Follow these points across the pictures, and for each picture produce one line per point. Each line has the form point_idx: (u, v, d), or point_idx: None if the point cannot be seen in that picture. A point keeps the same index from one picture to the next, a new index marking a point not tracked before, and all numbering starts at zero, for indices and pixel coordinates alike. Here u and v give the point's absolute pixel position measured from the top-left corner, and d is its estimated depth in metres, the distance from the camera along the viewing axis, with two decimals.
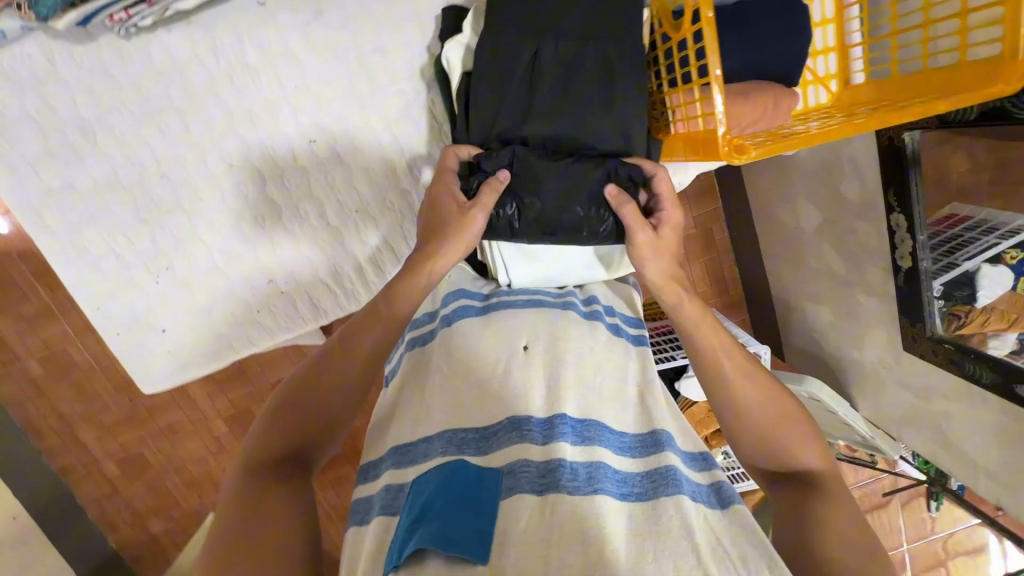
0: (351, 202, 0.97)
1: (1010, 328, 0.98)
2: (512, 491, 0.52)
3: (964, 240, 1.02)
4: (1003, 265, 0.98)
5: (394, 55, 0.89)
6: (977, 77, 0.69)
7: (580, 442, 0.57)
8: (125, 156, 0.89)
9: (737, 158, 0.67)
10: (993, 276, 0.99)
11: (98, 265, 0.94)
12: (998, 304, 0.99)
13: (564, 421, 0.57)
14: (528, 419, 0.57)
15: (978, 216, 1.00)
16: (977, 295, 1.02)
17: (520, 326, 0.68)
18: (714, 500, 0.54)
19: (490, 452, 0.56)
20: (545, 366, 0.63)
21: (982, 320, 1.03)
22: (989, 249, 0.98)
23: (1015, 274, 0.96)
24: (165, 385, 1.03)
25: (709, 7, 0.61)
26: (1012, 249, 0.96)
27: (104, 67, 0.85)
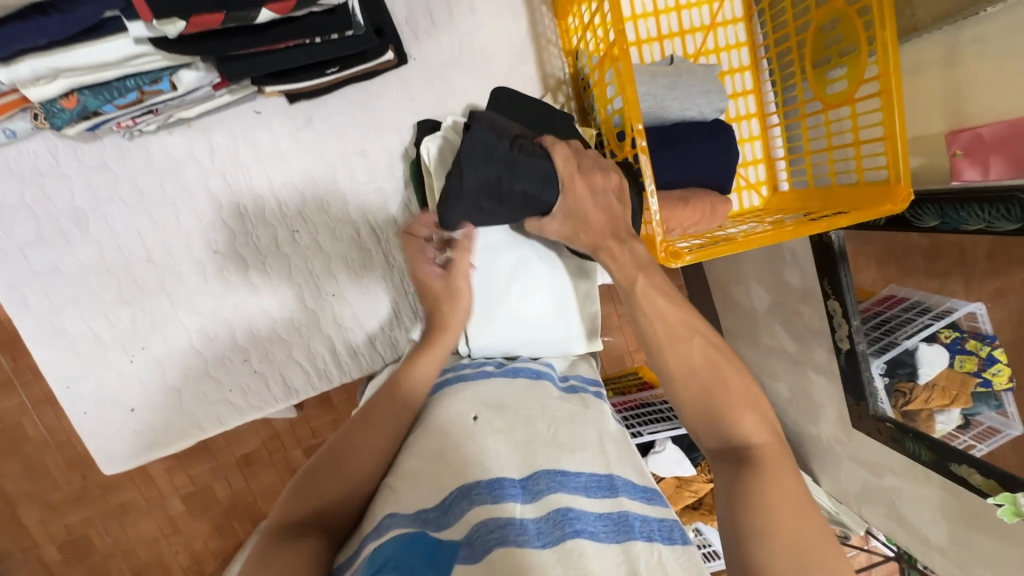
0: (328, 286, 1.02)
1: (952, 404, 1.03)
2: (467, 554, 0.55)
3: (900, 321, 1.12)
4: (938, 343, 1.05)
5: (375, 157, 1.00)
6: (873, 195, 0.82)
7: (529, 501, 0.61)
8: (113, 242, 0.95)
9: (673, 262, 0.77)
10: (930, 354, 1.07)
11: (74, 344, 0.96)
12: (938, 380, 1.06)
13: (509, 482, 0.63)
14: (480, 485, 0.62)
15: (913, 298, 1.08)
16: (919, 372, 1.10)
17: (474, 397, 0.74)
18: (674, 536, 0.63)
19: (449, 525, 0.59)
20: (493, 429, 0.69)
21: (925, 398, 1.09)
22: (924, 329, 1.07)
23: (949, 352, 1.03)
24: (125, 466, 1.01)
25: (642, 137, 0.73)
26: (945, 329, 1.03)
27: (105, 163, 0.92)
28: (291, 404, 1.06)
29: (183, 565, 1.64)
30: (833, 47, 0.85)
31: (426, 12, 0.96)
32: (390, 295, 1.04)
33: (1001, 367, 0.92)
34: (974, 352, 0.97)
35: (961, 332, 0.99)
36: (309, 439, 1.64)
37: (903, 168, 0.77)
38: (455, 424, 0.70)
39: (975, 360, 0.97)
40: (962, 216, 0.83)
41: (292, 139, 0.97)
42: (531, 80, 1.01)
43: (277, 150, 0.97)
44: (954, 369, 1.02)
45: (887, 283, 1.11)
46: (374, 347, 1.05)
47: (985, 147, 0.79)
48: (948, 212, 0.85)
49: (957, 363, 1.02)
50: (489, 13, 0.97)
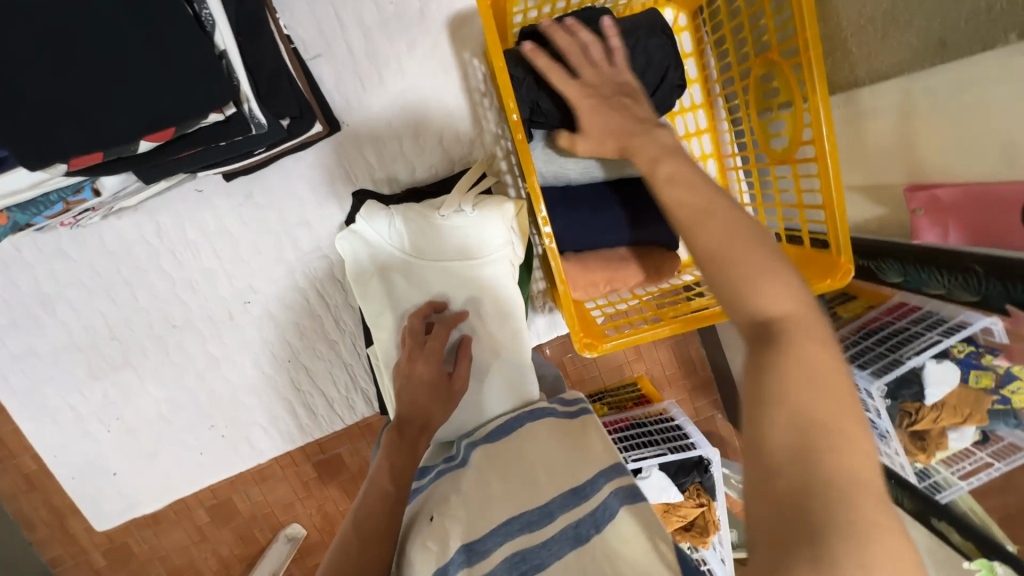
0: (284, 353, 1.04)
1: (966, 423, 0.91)
2: None
3: (910, 334, 0.92)
4: (948, 359, 0.89)
5: (318, 226, 1.00)
6: (815, 261, 0.75)
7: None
8: (79, 322, 1.00)
9: (587, 352, 0.73)
10: (940, 372, 0.89)
11: (56, 417, 1.03)
12: (949, 398, 0.91)
13: (453, 561, 0.59)
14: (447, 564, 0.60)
15: (925, 308, 0.90)
16: (927, 393, 0.91)
17: (435, 498, 0.69)
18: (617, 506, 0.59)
19: None
20: (439, 522, 0.64)
21: (934, 416, 0.92)
22: (932, 346, 0.87)
23: (962, 368, 0.87)
24: (116, 522, 1.09)
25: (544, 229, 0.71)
26: (958, 343, 0.86)
27: (63, 249, 0.97)
28: (258, 464, 1.10)
29: None
30: (771, 100, 0.79)
31: (354, 75, 0.93)
32: (346, 357, 1.05)
33: (1022, 386, 0.82)
34: (991, 368, 0.84)
35: (977, 346, 0.84)
36: None
37: (841, 239, 0.70)
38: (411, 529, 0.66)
39: (992, 375, 0.84)
40: (925, 278, 0.76)
41: (235, 214, 0.98)
42: (469, 137, 0.98)
43: (222, 226, 0.98)
44: (968, 386, 0.89)
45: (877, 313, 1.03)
46: (339, 402, 1.07)
47: (945, 209, 0.70)
48: (910, 271, 0.78)
49: (970, 377, 0.89)
50: (419, 72, 0.94)
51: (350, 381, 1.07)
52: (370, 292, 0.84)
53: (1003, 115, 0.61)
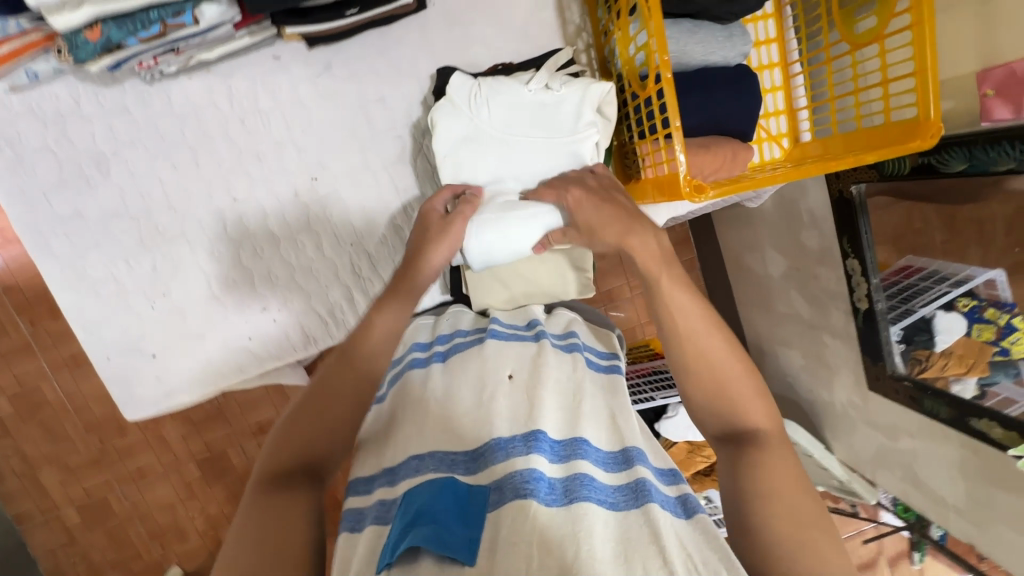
0: (347, 235, 1.02)
1: (968, 373, 1.05)
2: (499, 505, 0.55)
3: (919, 289, 1.13)
4: (956, 312, 1.06)
5: (394, 105, 0.99)
6: (902, 133, 0.80)
7: (558, 462, 0.60)
8: (135, 187, 0.95)
9: (699, 197, 0.77)
10: (948, 321, 1.08)
11: (97, 290, 0.97)
12: (955, 348, 1.07)
13: (544, 437, 0.62)
14: (538, 435, 0.62)
15: (932, 267, 1.10)
16: (936, 340, 1.11)
17: (508, 357, 0.75)
18: (680, 510, 0.57)
19: (478, 470, 0.60)
20: (523, 395, 0.68)
21: (942, 364, 1.11)
22: (943, 296, 1.08)
23: (968, 320, 1.03)
24: (149, 412, 1.03)
25: (669, 70, 0.72)
26: (964, 297, 1.04)
27: (125, 107, 0.93)
28: (307, 354, 1.07)
29: (199, 529, 1.73)
30: None
31: None
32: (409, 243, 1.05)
33: (1019, 336, 0.93)
34: (993, 321, 0.98)
35: (980, 300, 1.00)
36: None
37: (932, 102, 0.75)
38: (492, 382, 0.70)
39: (994, 328, 0.98)
40: (992, 157, 0.82)
41: (311, 85, 0.96)
42: (550, 28, 1.00)
43: (296, 97, 0.96)
44: (971, 338, 1.03)
45: (900, 253, 1.14)
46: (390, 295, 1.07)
47: (1019, 84, 0.77)
48: (977, 155, 0.84)
49: (974, 332, 1.03)
50: None
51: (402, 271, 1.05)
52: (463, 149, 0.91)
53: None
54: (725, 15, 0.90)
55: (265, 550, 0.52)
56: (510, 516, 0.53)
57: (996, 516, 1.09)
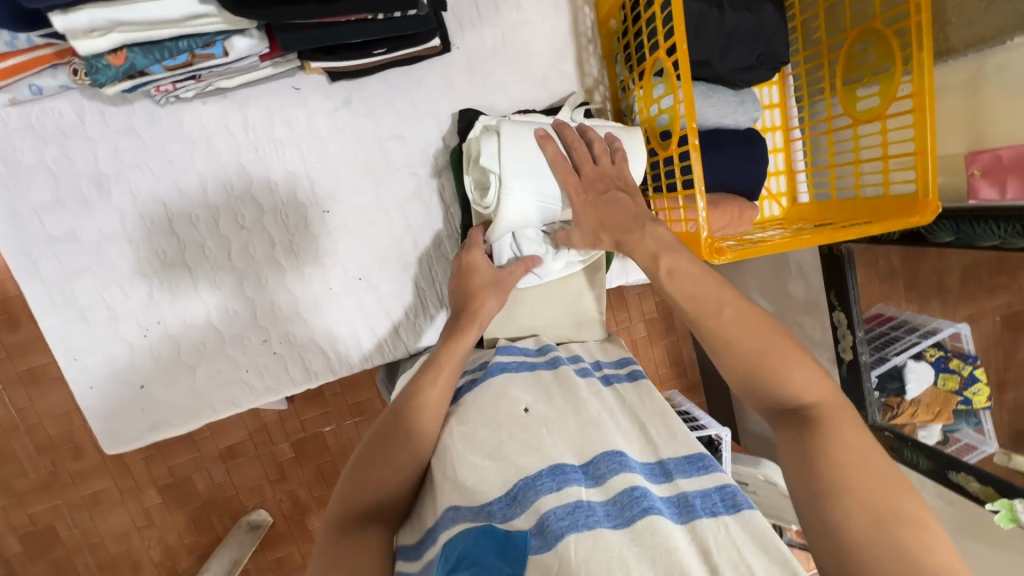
0: (355, 269, 1.00)
1: (936, 419, 1.15)
2: (541, 551, 0.54)
3: (894, 337, 1.20)
4: (925, 361, 1.16)
5: (412, 142, 0.99)
6: (901, 207, 0.85)
7: (594, 483, 0.61)
8: (136, 210, 0.91)
9: (717, 258, 0.79)
10: (918, 371, 1.17)
11: (84, 315, 0.92)
12: (925, 397, 1.16)
13: (571, 468, 0.62)
14: (566, 465, 0.62)
15: (902, 317, 1.18)
16: (907, 388, 1.19)
17: (523, 388, 0.73)
18: (729, 506, 0.58)
19: (515, 517, 0.58)
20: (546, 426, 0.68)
21: (911, 412, 1.19)
22: (914, 346, 1.17)
23: (935, 370, 1.14)
24: (128, 446, 0.97)
25: (695, 136, 0.75)
26: (931, 347, 1.14)
27: (131, 128, 0.89)
28: (306, 388, 1.03)
29: (155, 560, 1.62)
30: (865, 65, 0.89)
31: (472, 2, 0.96)
32: (418, 279, 1.03)
33: (981, 386, 1.06)
34: (957, 371, 1.10)
35: (945, 351, 1.12)
36: (298, 433, 1.65)
37: (930, 182, 0.81)
38: (510, 417, 0.69)
39: (958, 377, 1.09)
40: (979, 232, 0.88)
41: (329, 118, 0.96)
42: (569, 79, 1.03)
43: (313, 128, 0.95)
44: (938, 387, 1.14)
45: (871, 302, 1.21)
46: (394, 329, 1.04)
47: (1005, 168, 0.83)
48: (964, 229, 0.90)
49: (940, 380, 1.14)
50: (535, 8, 0.98)
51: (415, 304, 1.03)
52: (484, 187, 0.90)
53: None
54: (739, 82, 0.95)
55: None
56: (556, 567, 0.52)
57: None
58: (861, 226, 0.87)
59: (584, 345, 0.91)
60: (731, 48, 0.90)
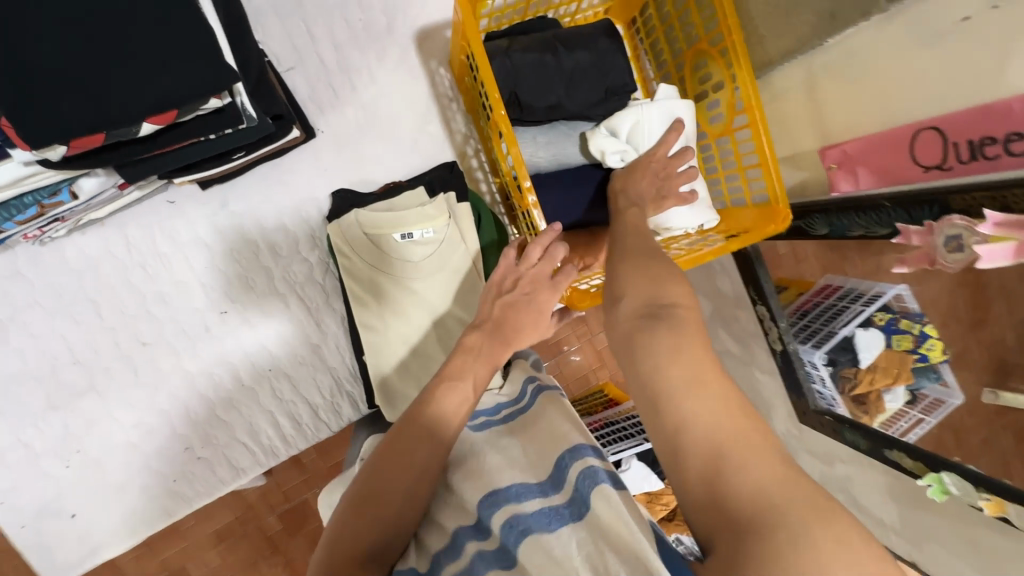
0: (264, 362, 1.02)
1: (896, 381, 1.09)
2: None
3: (839, 308, 1.20)
4: (874, 327, 1.12)
5: (296, 229, 1.02)
6: (763, 215, 0.87)
7: (483, 536, 0.58)
8: (37, 348, 0.94)
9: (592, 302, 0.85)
10: (868, 337, 1.14)
11: (5, 458, 0.94)
12: (879, 360, 1.12)
13: (462, 531, 0.60)
14: (461, 534, 0.60)
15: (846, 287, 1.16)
16: (860, 356, 1.16)
17: None
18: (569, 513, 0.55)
19: None
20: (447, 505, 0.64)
21: (870, 378, 1.14)
22: (858, 315, 1.14)
23: (884, 334, 1.10)
24: (74, 574, 0.99)
25: (531, 193, 0.83)
26: (878, 312, 1.10)
27: (19, 272, 0.92)
28: (239, 485, 1.05)
29: None
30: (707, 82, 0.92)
31: (327, 87, 0.99)
32: (328, 359, 1.05)
33: (933, 342, 0.99)
34: (908, 331, 1.05)
35: (894, 313, 1.07)
36: (283, 504, 1.66)
37: (779, 190, 0.83)
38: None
39: (911, 337, 1.04)
40: (846, 224, 0.89)
41: (210, 222, 0.98)
42: (440, 139, 1.05)
43: (196, 236, 0.98)
44: (892, 349, 1.09)
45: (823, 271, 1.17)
46: (313, 410, 1.06)
47: (853, 161, 0.85)
48: (834, 219, 0.92)
49: (894, 341, 1.08)
50: (390, 80, 1.01)
51: (332, 383, 1.06)
52: (371, 265, 0.91)
53: (904, 59, 0.74)
54: (597, 116, 0.97)
55: None
56: None
57: (926, 535, 1.13)
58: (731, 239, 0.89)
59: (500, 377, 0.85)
60: (576, 90, 0.93)
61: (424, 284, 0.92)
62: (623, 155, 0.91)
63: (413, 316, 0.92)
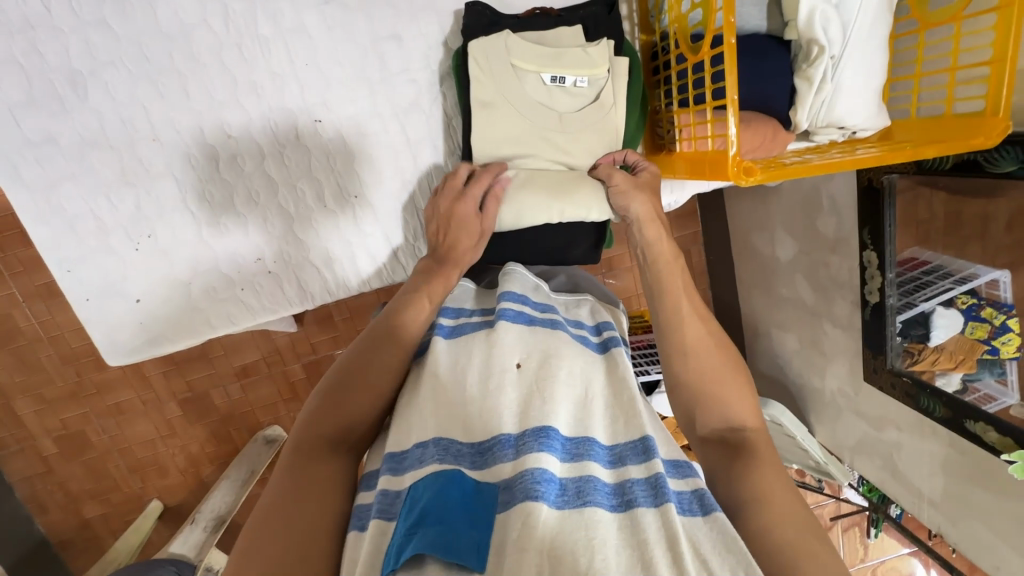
0: (351, 187, 0.95)
1: (955, 368, 1.01)
2: (509, 505, 0.51)
3: (924, 282, 1.05)
4: (954, 309, 1.01)
5: (410, 44, 0.89)
6: (963, 127, 0.76)
7: (568, 459, 0.56)
8: (115, 113, 0.85)
9: (744, 180, 0.71)
10: (947, 317, 1.02)
11: (73, 226, 0.88)
12: (948, 344, 1.02)
13: (557, 433, 0.56)
14: (550, 430, 0.56)
15: (936, 262, 1.03)
16: (931, 335, 1.04)
17: (513, 334, 0.66)
18: (695, 507, 0.53)
19: (489, 466, 0.55)
20: (531, 388, 0.61)
21: (933, 359, 1.05)
22: (944, 293, 1.02)
23: (964, 317, 0.98)
24: (130, 358, 0.98)
25: (732, 34, 0.65)
26: (964, 295, 0.99)
27: (104, 20, 0.81)
28: (305, 309, 1.03)
29: (180, 467, 1.60)
30: None
31: None
32: (415, 197, 0.98)
33: (1011, 337, 0.90)
34: (988, 320, 0.94)
35: (979, 299, 0.95)
36: (309, 355, 1.57)
37: (1004, 98, 0.71)
38: (497, 367, 0.62)
39: (988, 327, 0.93)
40: None
41: (318, 13, 0.85)
42: None
43: (301, 25, 0.85)
44: (964, 335, 0.98)
45: (905, 245, 1.07)
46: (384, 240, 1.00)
47: None
48: None
49: (968, 329, 0.98)
50: None
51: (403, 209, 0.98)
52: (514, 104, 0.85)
53: None
54: None
55: (299, 526, 0.54)
56: (518, 518, 0.49)
57: (970, 511, 1.05)
58: (911, 148, 0.78)
59: (588, 308, 0.79)
60: None
61: (553, 130, 0.87)
62: (831, 22, 0.78)
63: (538, 164, 0.88)
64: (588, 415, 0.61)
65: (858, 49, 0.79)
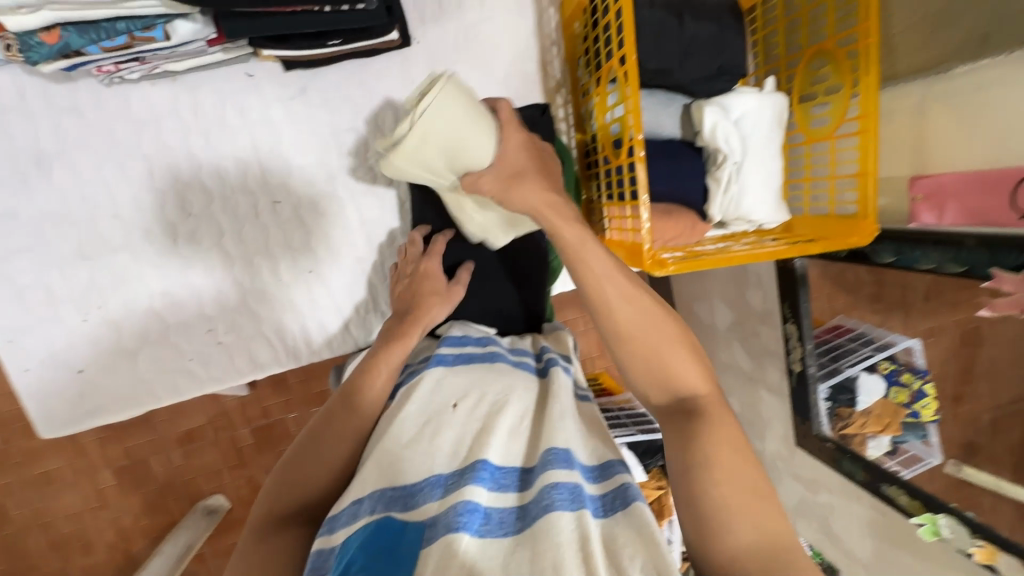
0: (306, 262, 1.00)
1: (884, 431, 1.04)
2: (430, 541, 0.52)
3: (846, 349, 1.13)
4: (877, 374, 1.07)
5: (369, 135, 0.98)
6: (844, 227, 0.88)
7: (494, 489, 0.57)
8: (79, 191, 0.89)
9: (658, 270, 0.82)
10: (870, 383, 1.09)
11: (22, 296, 0.89)
12: (874, 408, 1.07)
13: (481, 465, 0.58)
14: (479, 463, 0.58)
15: (859, 329, 1.10)
16: (858, 400, 1.11)
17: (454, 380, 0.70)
18: (618, 503, 0.55)
19: (418, 508, 0.56)
20: (466, 427, 0.63)
21: (861, 423, 1.10)
22: (865, 359, 1.09)
23: (886, 382, 1.05)
24: (64, 431, 0.96)
25: (641, 148, 0.77)
26: (884, 360, 1.06)
27: (76, 106, 0.87)
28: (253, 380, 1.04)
29: (107, 542, 1.50)
30: (820, 84, 0.93)
31: None
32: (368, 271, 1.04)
33: (929, 401, 0.95)
34: (908, 384, 1.00)
35: (897, 364, 1.02)
36: (259, 419, 1.54)
37: (870, 204, 0.84)
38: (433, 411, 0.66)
39: (908, 391, 1.00)
40: (917, 256, 0.88)
41: (283, 107, 0.94)
42: (531, 82, 1.02)
43: (267, 117, 0.93)
44: (888, 399, 1.05)
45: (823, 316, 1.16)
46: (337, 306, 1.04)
47: (945, 194, 0.83)
48: (904, 250, 0.90)
49: (891, 392, 1.05)
50: (497, 6, 0.97)
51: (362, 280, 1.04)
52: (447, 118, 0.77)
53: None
54: (699, 92, 0.97)
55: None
56: (438, 553, 0.50)
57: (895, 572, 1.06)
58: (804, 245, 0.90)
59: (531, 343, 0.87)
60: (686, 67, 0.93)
61: None
62: (731, 136, 0.91)
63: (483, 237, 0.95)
64: (517, 439, 0.63)
65: (756, 160, 0.93)
